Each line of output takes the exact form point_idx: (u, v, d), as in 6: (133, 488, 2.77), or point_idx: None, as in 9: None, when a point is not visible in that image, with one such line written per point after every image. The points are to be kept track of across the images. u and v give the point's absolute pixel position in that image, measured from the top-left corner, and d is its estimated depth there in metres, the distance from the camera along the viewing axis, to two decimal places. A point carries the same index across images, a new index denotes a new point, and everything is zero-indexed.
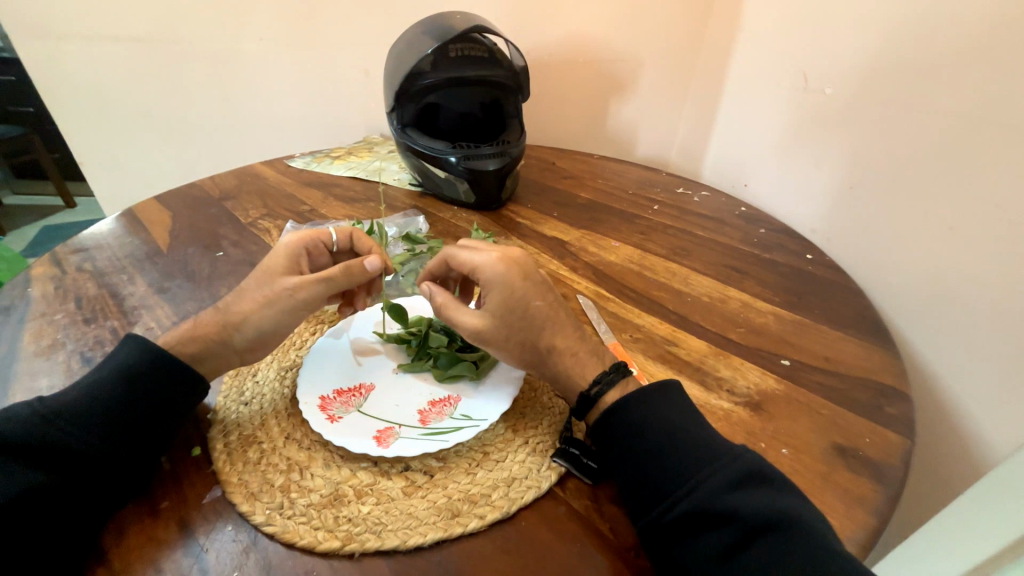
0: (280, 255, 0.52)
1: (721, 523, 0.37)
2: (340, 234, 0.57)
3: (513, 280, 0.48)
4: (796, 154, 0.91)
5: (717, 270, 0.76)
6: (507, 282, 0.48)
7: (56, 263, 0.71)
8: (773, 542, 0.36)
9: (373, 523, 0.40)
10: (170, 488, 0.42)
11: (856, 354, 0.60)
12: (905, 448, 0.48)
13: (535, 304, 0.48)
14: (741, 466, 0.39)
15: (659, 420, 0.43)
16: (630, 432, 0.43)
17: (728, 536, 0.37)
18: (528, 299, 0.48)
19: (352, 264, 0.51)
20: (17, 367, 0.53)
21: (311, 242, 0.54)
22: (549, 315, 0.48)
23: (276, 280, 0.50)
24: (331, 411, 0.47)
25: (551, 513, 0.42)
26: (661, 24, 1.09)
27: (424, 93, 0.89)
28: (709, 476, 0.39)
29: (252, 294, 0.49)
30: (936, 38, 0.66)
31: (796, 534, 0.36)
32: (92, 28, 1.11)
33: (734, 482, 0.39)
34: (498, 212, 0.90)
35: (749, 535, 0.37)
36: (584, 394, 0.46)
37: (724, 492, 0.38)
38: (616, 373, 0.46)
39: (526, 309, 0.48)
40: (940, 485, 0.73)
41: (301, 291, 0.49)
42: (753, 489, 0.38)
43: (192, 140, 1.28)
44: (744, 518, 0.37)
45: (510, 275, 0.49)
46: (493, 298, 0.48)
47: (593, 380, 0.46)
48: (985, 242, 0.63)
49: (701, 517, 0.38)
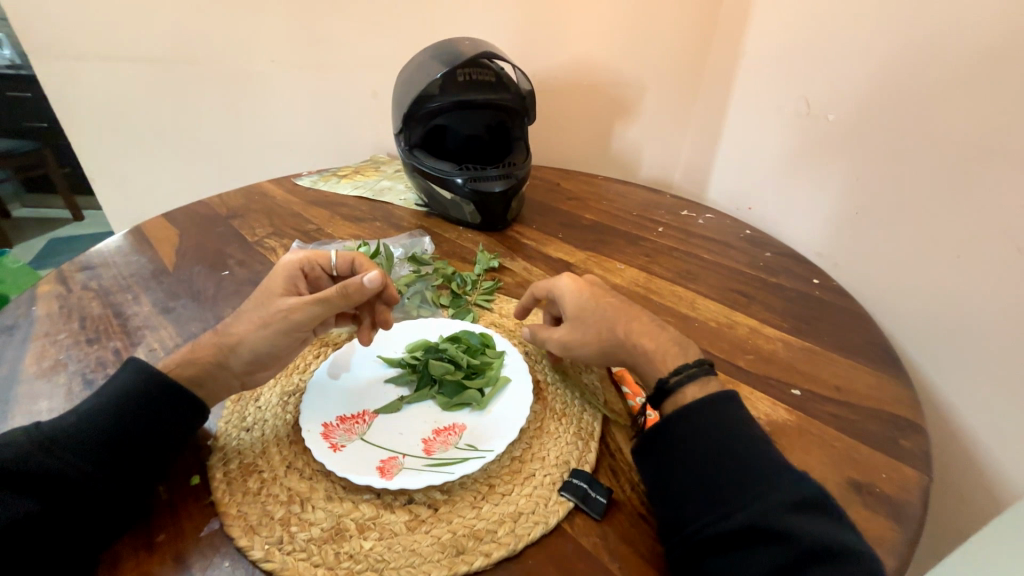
0: (279, 277, 0.53)
1: (776, 542, 0.37)
2: (341, 258, 0.56)
3: (579, 289, 0.55)
4: (800, 178, 0.92)
5: (724, 294, 0.75)
6: (575, 293, 0.55)
7: (62, 281, 0.71)
8: (827, 568, 0.36)
9: (375, 560, 0.38)
10: (168, 519, 0.41)
11: (868, 384, 0.59)
12: (922, 484, 0.47)
13: (604, 303, 0.53)
14: (801, 490, 0.39)
15: (726, 432, 0.42)
16: (699, 438, 0.42)
17: (780, 556, 0.37)
18: (594, 302, 0.53)
19: (349, 285, 0.51)
20: (17, 389, 0.52)
21: (308, 264, 0.55)
22: (616, 312, 0.53)
23: (272, 301, 0.50)
24: (334, 439, 0.46)
25: (559, 551, 0.40)
26: (664, 48, 1.10)
27: (431, 115, 0.90)
28: (770, 495, 0.39)
29: (249, 316, 0.50)
30: (941, 69, 0.67)
31: (846, 563, 0.36)
32: (109, 49, 1.14)
33: (795, 505, 0.38)
34: (504, 232, 0.90)
35: (804, 559, 0.36)
36: (662, 383, 0.47)
37: (785, 512, 0.38)
38: (698, 369, 0.47)
39: (596, 308, 0.53)
40: (960, 521, 0.71)
41: (295, 314, 0.49)
42: (812, 515, 0.38)
43: (200, 156, 1.30)
44: (802, 542, 0.37)
45: (576, 289, 0.55)
46: (578, 292, 0.55)
47: (673, 369, 0.47)
48: (994, 271, 0.63)
49: (758, 532, 0.37)
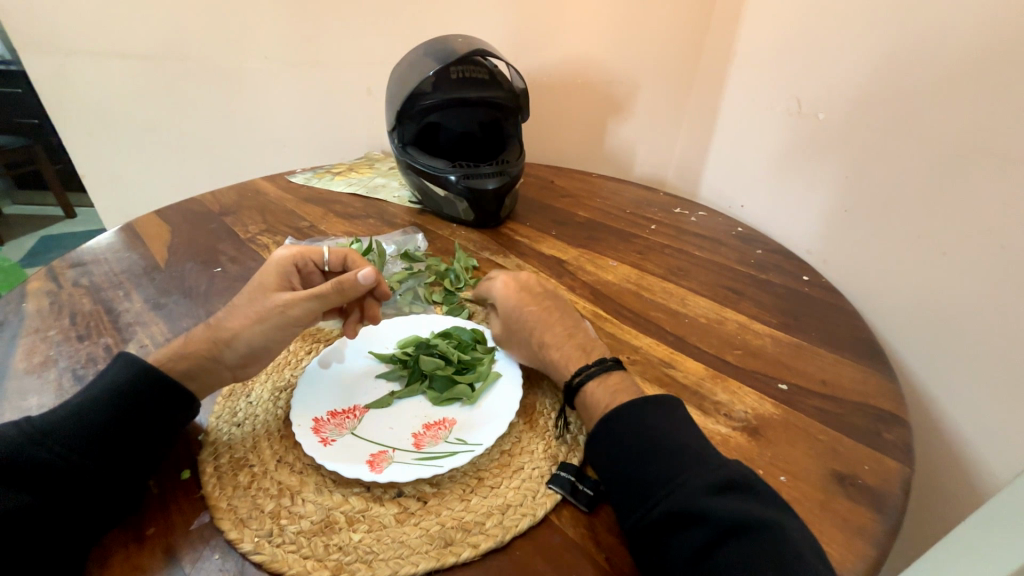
0: (271, 272, 0.53)
1: (696, 523, 0.37)
2: (333, 254, 0.57)
3: (511, 293, 0.59)
4: (790, 177, 0.93)
5: (714, 291, 0.76)
6: (507, 297, 0.59)
7: (53, 278, 0.70)
8: (749, 542, 0.36)
9: (364, 552, 0.39)
10: (157, 513, 0.41)
11: (854, 378, 0.60)
12: (903, 475, 0.48)
13: (529, 309, 0.57)
14: (721, 473, 0.40)
15: (643, 426, 0.43)
16: (616, 436, 0.43)
17: (701, 536, 0.37)
18: (520, 307, 0.57)
19: (345, 279, 0.51)
20: (7, 385, 0.52)
21: (302, 260, 0.55)
22: (537, 318, 0.56)
23: (267, 296, 0.51)
24: (324, 433, 0.46)
25: (546, 542, 0.41)
26: (658, 47, 1.11)
27: (425, 112, 0.90)
28: (687, 480, 0.39)
29: (244, 310, 0.50)
30: (927, 68, 0.68)
31: (768, 537, 0.36)
32: (100, 44, 1.13)
33: (713, 486, 0.39)
34: (497, 229, 0.90)
35: (724, 537, 0.36)
36: (568, 383, 0.50)
37: (703, 495, 0.38)
38: (599, 367, 0.50)
39: (521, 313, 0.56)
40: (943, 514, 0.72)
41: (292, 309, 0.50)
42: (732, 495, 0.39)
43: (193, 153, 1.29)
44: (719, 519, 0.37)
45: (509, 293, 0.59)
46: (510, 295, 0.59)
47: (576, 370, 0.50)
48: (977, 267, 0.64)
49: (678, 517, 0.38)
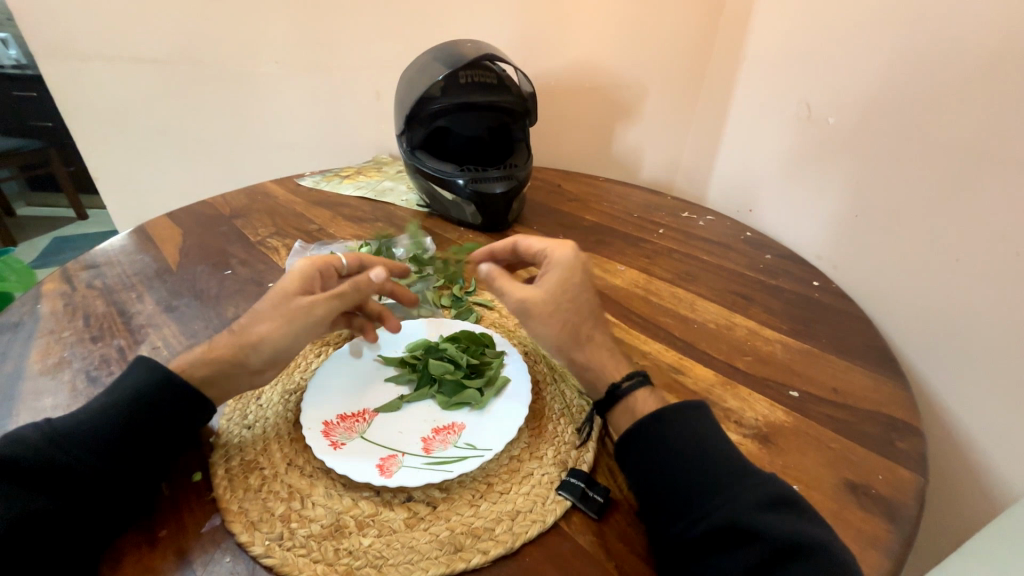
0: (295, 276, 0.53)
1: (750, 540, 0.37)
2: (351, 259, 0.60)
3: (575, 267, 0.52)
4: (801, 181, 0.92)
5: (723, 296, 0.75)
6: (572, 267, 0.52)
7: (66, 279, 0.71)
8: (802, 562, 0.36)
9: (374, 556, 0.39)
10: (170, 516, 0.42)
11: (867, 386, 0.59)
12: (918, 486, 0.47)
13: (588, 293, 0.51)
14: (769, 488, 0.40)
15: (689, 435, 0.42)
16: (663, 444, 0.42)
17: (755, 554, 0.37)
18: (580, 287, 0.51)
19: (363, 280, 0.55)
20: (22, 386, 0.53)
21: (324, 266, 0.56)
22: (591, 310, 0.51)
23: (290, 299, 0.51)
24: (334, 437, 0.46)
25: (556, 549, 0.41)
26: (666, 50, 1.10)
27: (434, 117, 0.91)
28: (739, 494, 0.39)
29: (268, 314, 0.50)
30: (938, 73, 0.68)
31: (823, 558, 0.36)
32: (115, 49, 1.15)
33: (764, 503, 0.39)
34: (504, 233, 0.91)
35: (778, 555, 0.37)
36: (614, 387, 0.47)
37: (755, 511, 0.38)
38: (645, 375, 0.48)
39: (578, 295, 0.51)
40: (958, 524, 0.71)
41: (318, 308, 0.51)
42: (781, 512, 0.39)
43: (203, 156, 1.31)
44: (773, 537, 0.37)
45: (572, 266, 0.52)
46: (577, 270, 0.52)
47: (625, 375, 0.48)
48: (993, 275, 0.63)
49: (732, 533, 0.38)
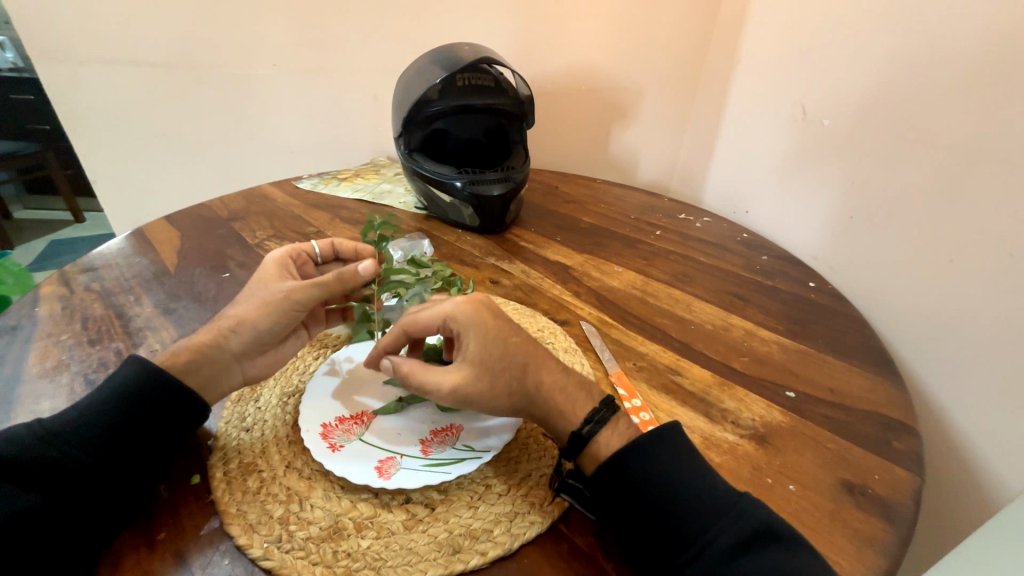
0: (272, 267, 0.55)
1: None
2: (324, 246, 0.62)
3: (485, 321, 0.47)
4: (797, 181, 0.93)
5: (720, 297, 0.76)
6: (482, 324, 0.47)
7: (64, 283, 0.71)
8: None
9: (373, 558, 0.39)
10: (168, 519, 0.42)
11: (862, 386, 0.59)
12: (914, 485, 0.47)
13: (512, 341, 0.47)
14: (747, 525, 0.38)
15: (660, 477, 0.41)
16: (634, 488, 0.41)
17: None
18: (502, 339, 0.47)
19: (346, 271, 0.53)
20: (20, 389, 0.53)
21: (296, 253, 0.59)
22: (526, 357, 0.47)
23: (270, 285, 0.52)
24: (332, 439, 0.46)
25: (554, 550, 0.41)
26: (663, 52, 1.11)
27: (431, 119, 0.91)
28: (714, 538, 0.38)
29: (250, 301, 0.52)
30: (933, 74, 0.68)
31: None
32: (113, 52, 1.15)
33: (739, 544, 0.38)
34: (502, 235, 0.91)
35: None
36: (575, 434, 0.45)
37: (730, 556, 0.38)
38: (607, 410, 0.46)
39: (505, 347, 0.47)
40: (954, 524, 0.72)
41: (295, 295, 0.51)
42: (760, 547, 0.38)
43: (201, 158, 1.31)
44: None
45: (483, 319, 0.47)
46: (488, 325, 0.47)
47: (584, 419, 0.45)
48: (987, 275, 0.64)
49: None
